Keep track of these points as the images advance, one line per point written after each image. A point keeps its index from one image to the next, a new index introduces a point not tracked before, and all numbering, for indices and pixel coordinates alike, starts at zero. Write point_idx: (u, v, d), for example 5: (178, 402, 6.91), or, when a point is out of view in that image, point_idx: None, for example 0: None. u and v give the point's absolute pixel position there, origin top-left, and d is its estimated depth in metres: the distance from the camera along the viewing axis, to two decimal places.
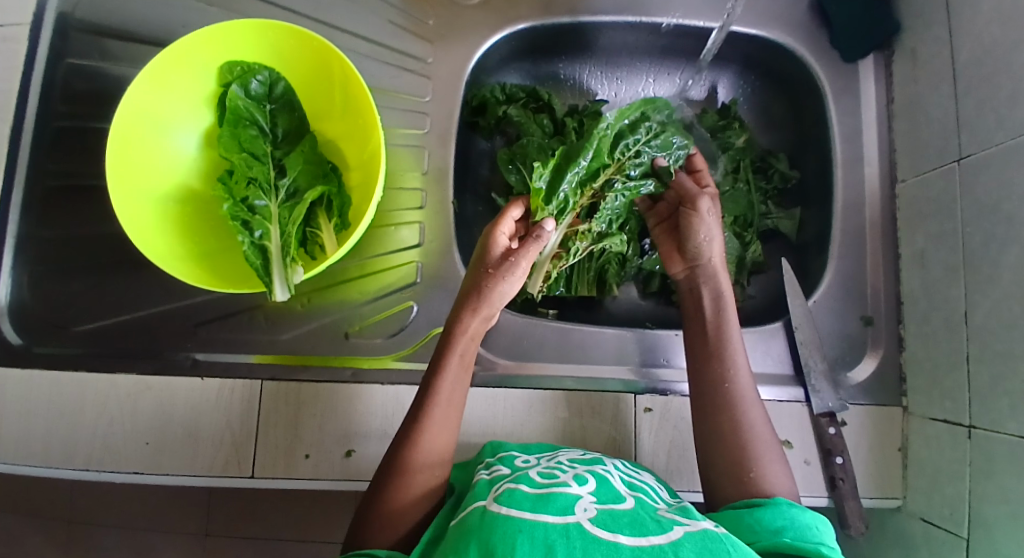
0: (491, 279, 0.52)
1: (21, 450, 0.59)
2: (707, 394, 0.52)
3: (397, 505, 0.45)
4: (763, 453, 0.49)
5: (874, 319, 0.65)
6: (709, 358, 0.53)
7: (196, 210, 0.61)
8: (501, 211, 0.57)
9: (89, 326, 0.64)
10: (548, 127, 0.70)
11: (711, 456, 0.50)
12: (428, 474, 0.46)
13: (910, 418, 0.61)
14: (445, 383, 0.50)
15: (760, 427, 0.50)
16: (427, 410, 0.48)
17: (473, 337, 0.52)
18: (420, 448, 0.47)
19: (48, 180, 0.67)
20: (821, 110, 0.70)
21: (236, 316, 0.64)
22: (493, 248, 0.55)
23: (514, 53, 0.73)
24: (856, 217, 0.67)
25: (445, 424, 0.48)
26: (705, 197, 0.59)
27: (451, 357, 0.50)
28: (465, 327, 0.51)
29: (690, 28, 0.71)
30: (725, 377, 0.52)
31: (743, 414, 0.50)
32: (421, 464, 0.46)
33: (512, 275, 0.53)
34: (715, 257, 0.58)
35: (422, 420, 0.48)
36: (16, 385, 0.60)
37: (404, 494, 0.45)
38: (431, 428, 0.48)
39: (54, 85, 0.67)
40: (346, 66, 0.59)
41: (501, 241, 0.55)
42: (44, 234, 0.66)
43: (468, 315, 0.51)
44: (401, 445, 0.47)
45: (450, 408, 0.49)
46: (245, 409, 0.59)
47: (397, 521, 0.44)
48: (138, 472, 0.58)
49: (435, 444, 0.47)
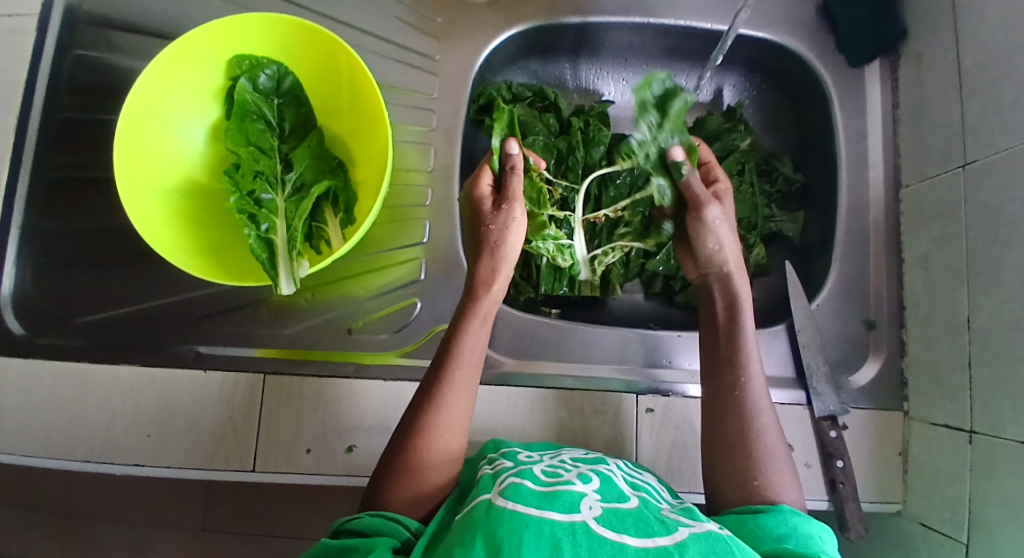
0: (496, 232, 0.54)
1: (21, 441, 0.58)
2: (716, 405, 0.50)
3: (425, 457, 0.46)
4: (771, 461, 0.47)
5: (877, 323, 0.65)
6: (721, 366, 0.52)
7: (201, 203, 0.61)
8: (477, 170, 0.58)
9: (93, 318, 0.64)
10: (554, 127, 0.70)
11: (717, 465, 0.49)
12: (451, 437, 0.47)
13: (911, 422, 0.61)
14: (466, 343, 0.50)
15: (771, 434, 0.49)
16: (450, 375, 0.49)
17: (490, 293, 0.53)
18: (445, 410, 0.48)
19: (54, 170, 0.67)
20: (827, 114, 0.70)
21: (239, 310, 0.64)
22: (484, 206, 0.56)
23: (520, 52, 0.74)
24: (859, 221, 0.67)
25: (471, 385, 0.50)
26: (713, 203, 0.55)
27: (471, 316, 0.51)
28: (479, 281, 0.53)
29: (697, 30, 0.71)
30: (737, 387, 0.50)
31: (752, 420, 0.49)
32: (445, 419, 0.47)
33: (512, 221, 0.54)
34: (727, 263, 0.55)
35: (444, 384, 0.48)
36: (18, 376, 0.60)
37: (431, 460, 0.46)
38: (457, 390, 0.49)
39: (61, 77, 0.67)
40: (353, 61, 0.59)
41: (488, 195, 0.56)
42: (49, 226, 0.66)
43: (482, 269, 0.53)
44: (423, 406, 0.48)
45: (472, 363, 0.50)
46: (246, 403, 0.59)
47: (425, 487, 0.45)
48: (139, 464, 0.58)
49: (464, 405, 0.48)
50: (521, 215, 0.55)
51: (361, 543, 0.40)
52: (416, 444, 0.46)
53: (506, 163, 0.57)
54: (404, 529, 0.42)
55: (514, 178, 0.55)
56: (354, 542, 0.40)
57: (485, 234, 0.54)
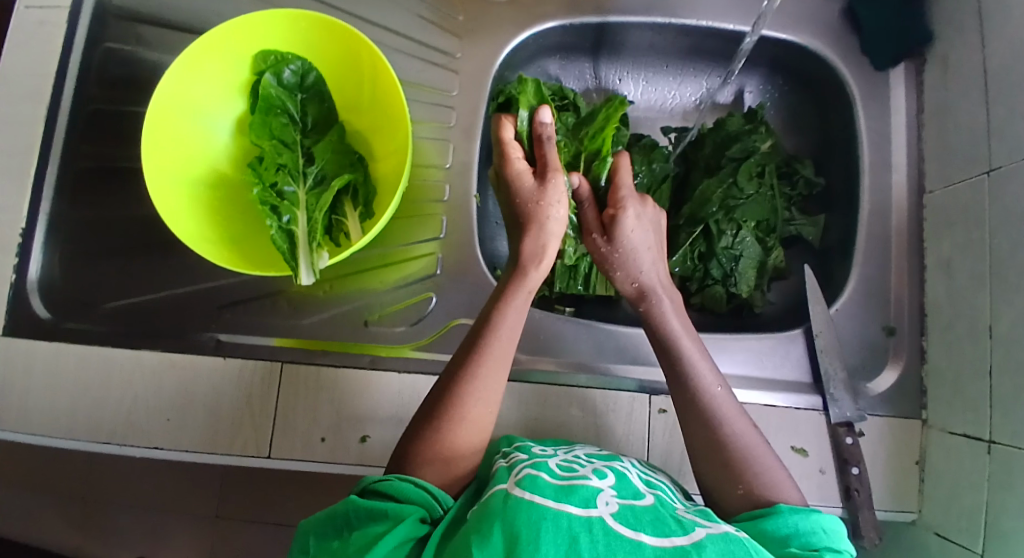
0: (541, 209, 0.55)
1: (48, 423, 0.60)
2: (686, 412, 0.49)
3: (455, 436, 0.47)
4: (750, 466, 0.46)
5: (897, 329, 0.64)
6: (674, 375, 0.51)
7: (225, 195, 0.62)
8: (497, 134, 0.59)
9: (118, 304, 0.65)
10: (573, 125, 0.70)
11: (700, 468, 0.48)
12: (484, 411, 0.48)
13: (930, 431, 0.60)
14: (507, 318, 0.51)
15: (748, 438, 0.47)
16: (487, 349, 0.50)
17: (537, 270, 0.54)
18: (483, 381, 0.49)
19: (83, 160, 0.68)
20: (850, 117, 0.69)
21: (259, 300, 0.65)
22: (524, 182, 0.56)
23: (542, 50, 0.74)
24: (881, 224, 0.66)
25: (507, 361, 0.51)
26: (594, 234, 0.58)
27: (515, 292, 0.52)
28: (527, 259, 0.54)
29: (719, 30, 0.70)
30: (688, 401, 0.49)
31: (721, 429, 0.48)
32: (475, 396, 0.48)
33: (556, 194, 0.55)
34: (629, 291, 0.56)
35: (482, 356, 0.49)
36: (45, 360, 0.61)
37: (465, 428, 0.47)
38: (494, 363, 0.50)
39: (90, 69, 0.69)
40: (375, 56, 0.60)
41: (524, 171, 0.57)
42: (78, 213, 0.68)
43: (524, 239, 0.54)
44: (460, 378, 0.49)
45: (508, 344, 0.51)
46: (264, 391, 0.60)
47: (458, 461, 0.47)
48: (160, 447, 0.59)
49: (500, 380, 0.49)
50: (560, 189, 0.56)
51: (393, 511, 0.41)
52: (457, 413, 0.47)
53: (539, 133, 0.59)
54: (436, 504, 0.44)
55: (551, 146, 0.58)
56: (385, 510, 0.41)
57: (530, 211, 0.55)
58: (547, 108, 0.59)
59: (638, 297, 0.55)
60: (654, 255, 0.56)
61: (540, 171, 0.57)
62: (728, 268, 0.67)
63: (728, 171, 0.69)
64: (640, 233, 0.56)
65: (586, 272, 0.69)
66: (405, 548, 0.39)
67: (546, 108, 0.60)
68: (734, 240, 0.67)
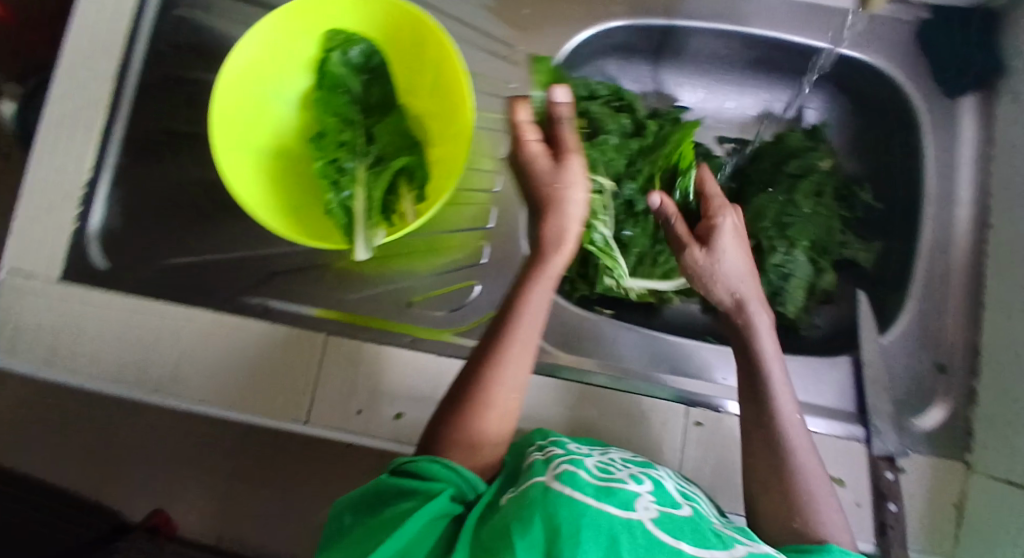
0: (558, 193, 0.50)
1: (91, 369, 0.61)
2: (753, 437, 0.49)
3: (480, 420, 0.46)
4: (810, 501, 0.45)
5: (948, 367, 0.62)
6: (751, 402, 0.50)
7: (284, 166, 0.63)
8: (509, 112, 0.53)
9: (171, 262, 0.67)
10: (628, 127, 0.69)
11: (757, 497, 0.48)
12: (509, 397, 0.47)
13: (973, 476, 0.57)
14: (530, 305, 0.49)
15: (813, 472, 0.47)
16: (511, 334, 0.48)
17: (561, 254, 0.50)
18: (508, 365, 0.47)
19: (150, 120, 0.70)
20: (915, 143, 0.68)
21: (310, 271, 0.67)
22: (540, 164, 0.52)
23: (604, 49, 0.73)
24: (942, 258, 0.65)
25: (533, 347, 0.49)
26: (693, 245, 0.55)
27: (538, 277, 0.49)
28: (551, 242, 0.49)
29: (788, 42, 0.69)
30: (764, 428, 0.49)
31: (788, 464, 0.47)
32: (500, 381, 0.47)
33: (576, 177, 0.51)
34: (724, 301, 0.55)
35: (506, 344, 0.47)
36: (95, 308, 0.63)
37: (490, 414, 0.46)
38: (519, 346, 0.48)
39: (164, 32, 0.71)
40: (442, 41, 0.60)
41: (540, 152, 0.52)
42: (141, 170, 0.69)
43: (546, 223, 0.50)
44: (483, 363, 0.48)
45: (532, 330, 0.49)
46: (306, 358, 0.61)
47: (484, 445, 0.46)
48: (204, 403, 0.60)
49: (524, 365, 0.48)
50: (579, 171, 0.52)
51: (425, 488, 0.41)
52: (484, 399, 0.46)
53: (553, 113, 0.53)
54: (467, 488, 0.43)
55: (566, 128, 0.53)
56: (416, 487, 0.41)
57: (547, 194, 0.50)
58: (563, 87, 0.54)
59: (733, 307, 0.54)
60: (745, 273, 0.54)
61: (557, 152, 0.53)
62: (777, 286, 0.65)
63: (785, 187, 0.68)
64: (729, 255, 0.54)
65: (629, 277, 0.67)
66: (434, 526, 0.40)
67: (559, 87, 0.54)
68: (785, 258, 0.65)
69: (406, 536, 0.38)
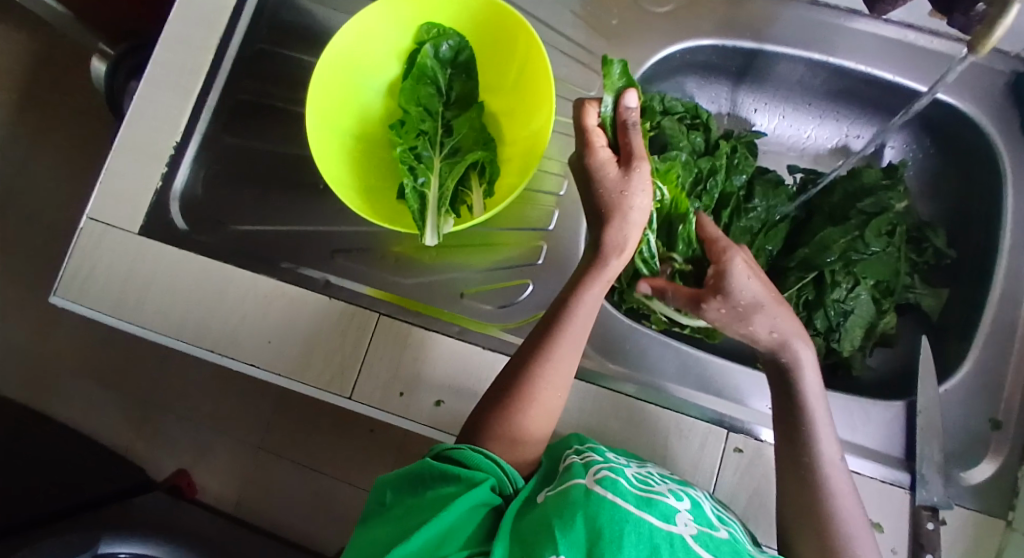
0: (624, 201, 0.50)
1: (160, 321, 0.65)
2: (790, 476, 0.49)
3: (524, 414, 0.48)
4: (851, 546, 0.45)
5: (1004, 424, 0.59)
6: (787, 442, 0.50)
7: (367, 148, 0.66)
8: (578, 116, 0.53)
9: (243, 229, 0.70)
10: (699, 146, 0.70)
11: (794, 534, 0.48)
12: (553, 394, 0.50)
13: (1012, 533, 0.55)
14: (581, 308, 0.50)
15: (853, 518, 0.46)
16: (561, 334, 0.50)
17: (618, 261, 0.51)
18: (555, 365, 0.50)
19: (242, 92, 0.74)
20: (998, 194, 0.65)
21: (371, 250, 0.69)
22: (608, 172, 0.51)
23: (685, 66, 0.74)
24: (1009, 313, 0.61)
25: (579, 348, 0.51)
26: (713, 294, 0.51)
27: (592, 280, 0.51)
28: (609, 248, 0.51)
29: (877, 78, 0.68)
30: (802, 468, 0.48)
31: (825, 504, 0.47)
32: (547, 379, 0.49)
33: (642, 186, 0.51)
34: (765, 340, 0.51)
35: (555, 343, 0.50)
36: (170, 263, 0.66)
37: (533, 410, 0.49)
38: (566, 348, 0.50)
39: (264, 10, 0.74)
40: (532, 44, 0.62)
41: (608, 159, 0.52)
42: (227, 139, 0.73)
43: (606, 231, 0.51)
44: (531, 360, 0.50)
45: (580, 333, 0.51)
46: (357, 336, 0.63)
47: (525, 438, 0.48)
48: (256, 366, 0.63)
49: (570, 365, 0.50)
50: (647, 179, 0.51)
51: (468, 475, 0.42)
52: (529, 396, 0.49)
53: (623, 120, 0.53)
54: (506, 480, 0.45)
55: (637, 136, 0.52)
56: (459, 473, 0.43)
57: (611, 202, 0.51)
58: (633, 91, 0.53)
59: (776, 348, 0.51)
60: (774, 307, 0.50)
61: (624, 159, 0.52)
62: (834, 322, 0.65)
63: (857, 223, 0.66)
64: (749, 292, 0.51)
65: None
66: (473, 514, 0.41)
67: (631, 92, 0.54)
68: (847, 294, 0.64)
69: (451, 519, 0.40)
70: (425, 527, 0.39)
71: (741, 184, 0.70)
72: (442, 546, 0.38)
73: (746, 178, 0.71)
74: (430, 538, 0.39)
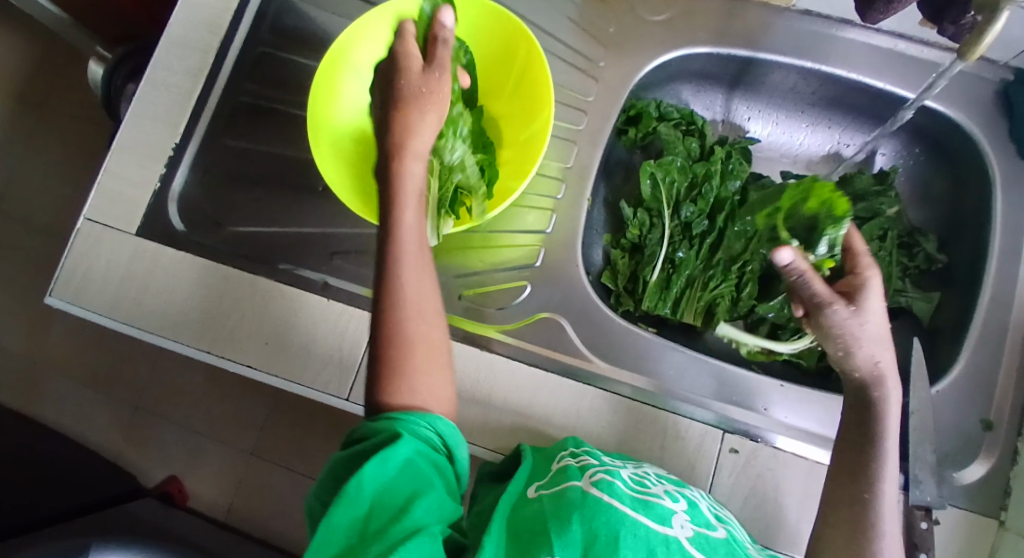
0: (418, 91, 0.53)
1: (157, 321, 0.65)
2: (835, 501, 0.48)
3: (403, 357, 0.46)
4: None
5: (995, 424, 0.60)
6: (844, 475, 0.48)
7: (365, 151, 0.66)
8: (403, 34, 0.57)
9: (242, 230, 0.70)
10: (695, 152, 0.73)
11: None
12: (426, 325, 0.47)
13: (1006, 534, 0.56)
14: (411, 224, 0.49)
15: (893, 547, 0.45)
16: (403, 260, 0.48)
17: (418, 147, 0.52)
18: (409, 293, 0.47)
19: (242, 94, 0.74)
20: (987, 200, 0.66)
21: (366, 254, 0.68)
22: (411, 71, 0.54)
23: (680, 75, 0.75)
24: (1000, 317, 0.63)
25: (430, 267, 0.49)
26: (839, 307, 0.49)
27: (409, 192, 0.50)
28: (404, 138, 0.52)
29: (868, 87, 0.69)
30: (854, 502, 0.46)
31: (868, 534, 0.45)
32: (410, 311, 0.47)
33: (437, 75, 0.54)
34: (862, 370, 0.49)
35: (400, 270, 0.47)
36: (168, 264, 0.67)
37: (416, 351, 0.46)
38: (414, 269, 0.48)
39: (265, 14, 0.75)
40: (532, 51, 0.63)
41: (414, 60, 0.55)
42: (224, 140, 0.73)
43: (407, 122, 0.52)
44: (387, 295, 0.47)
45: (423, 255, 0.49)
46: (355, 338, 0.63)
47: (420, 382, 0.46)
48: (252, 368, 0.63)
49: (424, 285, 0.48)
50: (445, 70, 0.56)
51: (374, 444, 0.42)
52: (399, 367, 0.45)
53: (436, 35, 0.58)
54: (423, 429, 0.43)
55: (444, 49, 0.56)
56: (364, 445, 0.42)
57: (405, 94, 0.53)
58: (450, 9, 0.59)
59: (872, 379, 0.49)
60: (886, 341, 0.49)
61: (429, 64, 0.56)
62: None
63: None
64: (877, 320, 0.49)
65: (676, 297, 0.69)
66: (392, 473, 0.40)
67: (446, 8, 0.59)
68: None
69: (372, 489, 0.39)
70: (343, 504, 0.39)
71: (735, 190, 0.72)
72: (369, 521, 0.38)
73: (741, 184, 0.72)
74: (353, 517, 0.38)
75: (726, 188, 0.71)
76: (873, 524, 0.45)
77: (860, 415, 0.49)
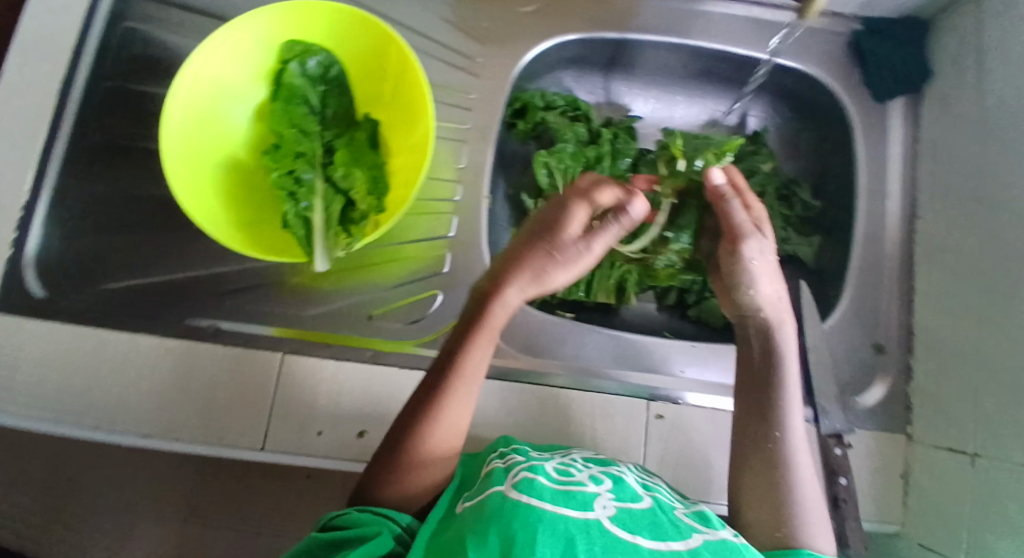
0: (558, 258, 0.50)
1: (28, 404, 0.58)
2: (741, 446, 0.50)
3: (421, 455, 0.46)
4: (800, 509, 0.46)
5: (886, 347, 0.66)
6: (748, 424, 0.51)
7: (242, 179, 0.64)
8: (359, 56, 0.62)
9: (120, 284, 0.65)
10: (584, 136, 0.73)
11: (742, 505, 0.48)
12: (454, 426, 0.47)
13: (915, 446, 0.61)
14: (475, 347, 0.49)
15: (807, 480, 0.48)
16: (461, 367, 0.48)
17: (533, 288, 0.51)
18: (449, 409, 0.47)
19: (94, 136, 0.68)
20: (851, 144, 0.72)
21: (263, 287, 0.66)
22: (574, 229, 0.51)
23: (559, 61, 0.76)
24: (874, 249, 0.69)
25: (478, 381, 0.49)
26: (749, 241, 0.54)
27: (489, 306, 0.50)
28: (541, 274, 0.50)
29: (731, 54, 0.73)
30: (758, 442, 0.49)
31: (775, 473, 0.47)
32: (443, 423, 0.47)
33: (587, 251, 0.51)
34: (765, 306, 0.53)
35: (459, 375, 0.48)
36: (32, 337, 0.59)
37: (435, 438, 0.47)
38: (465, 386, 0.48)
39: (109, 46, 0.69)
40: (402, 53, 0.62)
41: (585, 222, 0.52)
42: (85, 190, 0.67)
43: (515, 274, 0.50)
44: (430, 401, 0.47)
45: (473, 379, 0.49)
46: (263, 381, 0.60)
47: (425, 478, 0.46)
48: (149, 436, 0.58)
49: (468, 405, 0.48)
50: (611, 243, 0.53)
51: (350, 536, 0.41)
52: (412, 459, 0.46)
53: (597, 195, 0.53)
54: (393, 521, 0.43)
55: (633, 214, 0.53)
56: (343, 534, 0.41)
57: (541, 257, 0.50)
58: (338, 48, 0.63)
59: (773, 317, 0.53)
60: (778, 275, 0.55)
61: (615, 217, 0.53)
62: None
63: None
64: (768, 256, 0.55)
65: (589, 279, 0.70)
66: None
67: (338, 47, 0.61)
68: None
69: None
70: None
71: (626, 168, 0.73)
72: None
73: (631, 161, 0.73)
74: None
75: (619, 166, 0.73)
76: (782, 462, 0.48)
77: (762, 360, 0.53)
